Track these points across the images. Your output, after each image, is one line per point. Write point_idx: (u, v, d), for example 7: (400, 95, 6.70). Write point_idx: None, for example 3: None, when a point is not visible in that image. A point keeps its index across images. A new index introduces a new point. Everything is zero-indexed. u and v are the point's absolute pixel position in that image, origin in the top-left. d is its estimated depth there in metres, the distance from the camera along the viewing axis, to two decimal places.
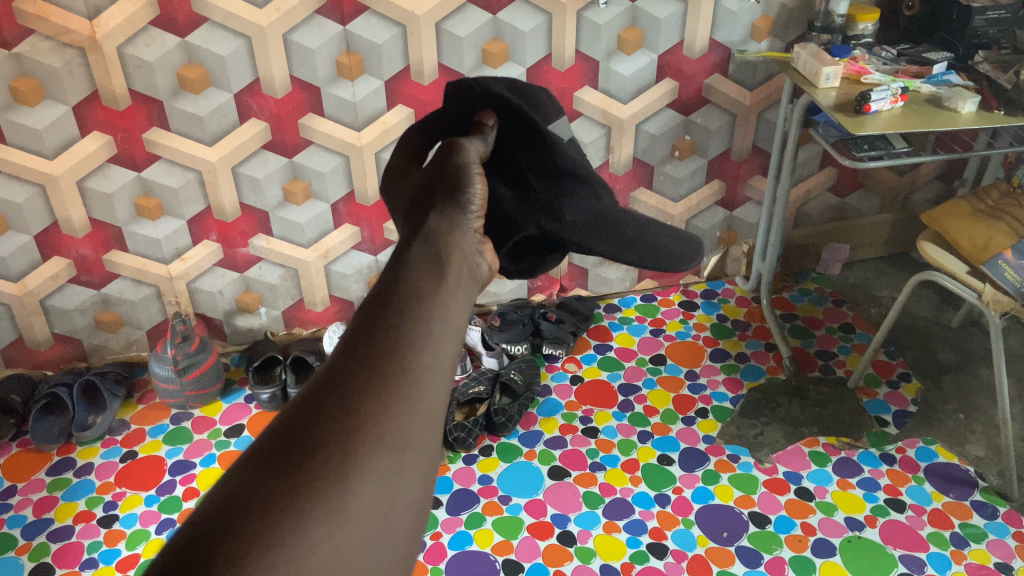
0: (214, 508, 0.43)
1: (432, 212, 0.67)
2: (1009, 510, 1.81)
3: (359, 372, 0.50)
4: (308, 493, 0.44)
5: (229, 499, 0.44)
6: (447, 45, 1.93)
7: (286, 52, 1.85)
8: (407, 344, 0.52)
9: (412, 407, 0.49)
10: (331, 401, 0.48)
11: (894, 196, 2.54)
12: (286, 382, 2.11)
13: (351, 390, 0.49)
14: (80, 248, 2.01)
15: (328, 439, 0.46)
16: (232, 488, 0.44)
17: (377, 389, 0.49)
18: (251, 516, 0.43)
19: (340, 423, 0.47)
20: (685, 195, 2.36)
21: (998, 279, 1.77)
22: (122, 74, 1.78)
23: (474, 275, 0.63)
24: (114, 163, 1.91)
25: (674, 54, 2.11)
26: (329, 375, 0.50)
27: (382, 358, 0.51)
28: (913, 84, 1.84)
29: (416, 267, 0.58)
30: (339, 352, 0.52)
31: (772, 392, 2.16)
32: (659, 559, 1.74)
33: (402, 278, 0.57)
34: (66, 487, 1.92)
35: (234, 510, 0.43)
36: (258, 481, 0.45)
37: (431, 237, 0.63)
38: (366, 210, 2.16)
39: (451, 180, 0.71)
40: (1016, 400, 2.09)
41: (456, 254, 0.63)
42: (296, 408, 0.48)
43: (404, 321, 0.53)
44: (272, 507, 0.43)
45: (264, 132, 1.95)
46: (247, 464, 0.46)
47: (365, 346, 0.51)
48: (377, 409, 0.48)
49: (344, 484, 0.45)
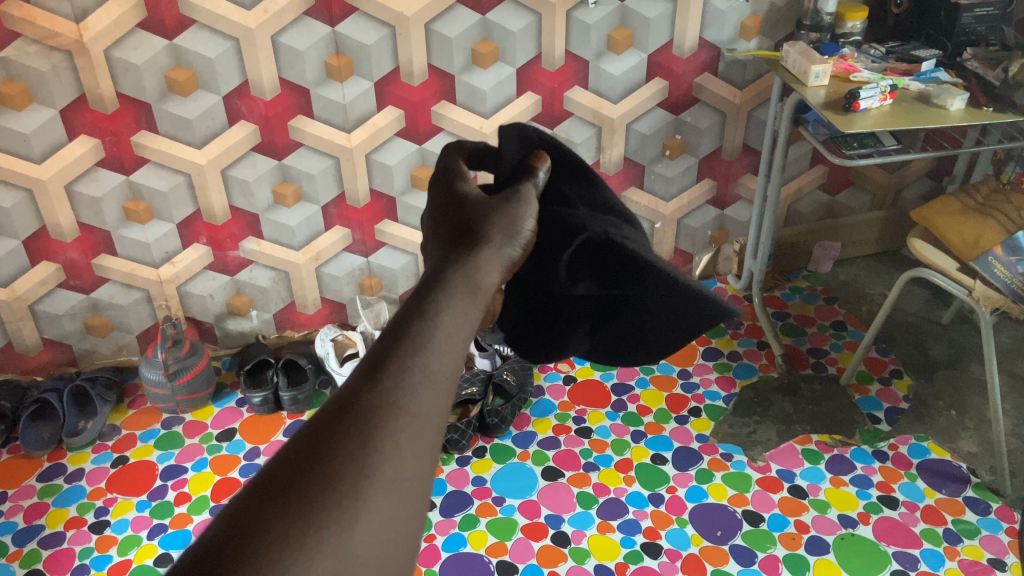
0: (224, 537, 0.43)
1: (463, 244, 0.66)
2: (1002, 506, 1.82)
3: (378, 410, 0.50)
4: (317, 533, 0.44)
5: (240, 529, 0.43)
6: (436, 45, 1.93)
7: (274, 53, 1.84)
8: (425, 385, 0.52)
9: (421, 453, 0.50)
10: (349, 436, 0.48)
11: (885, 194, 2.54)
12: (277, 386, 2.10)
13: (368, 428, 0.49)
14: (69, 252, 2.00)
15: (342, 478, 0.46)
16: (244, 518, 0.43)
17: (392, 432, 0.49)
18: (260, 552, 0.42)
19: (354, 462, 0.47)
20: (676, 194, 2.36)
21: (988, 276, 1.78)
22: (109, 77, 1.76)
23: (476, 290, 0.62)
24: (102, 167, 1.90)
25: (663, 54, 2.11)
26: (345, 407, 0.50)
27: (403, 400, 0.51)
28: (902, 82, 1.85)
29: (448, 297, 0.58)
30: (357, 380, 0.52)
31: (765, 390, 2.16)
32: (653, 558, 1.73)
33: (427, 309, 0.57)
34: (57, 493, 1.91)
35: (246, 543, 0.42)
36: (268, 513, 0.44)
37: (467, 268, 0.63)
38: (357, 212, 2.16)
39: (505, 219, 0.70)
40: (1006, 395, 2.10)
41: (455, 268, 0.62)
42: (312, 437, 0.48)
43: (428, 362, 0.53)
44: (280, 545, 0.43)
45: (253, 134, 1.94)
46: (256, 492, 0.45)
47: (386, 381, 0.51)
48: (391, 451, 0.48)
49: (352, 527, 0.45)
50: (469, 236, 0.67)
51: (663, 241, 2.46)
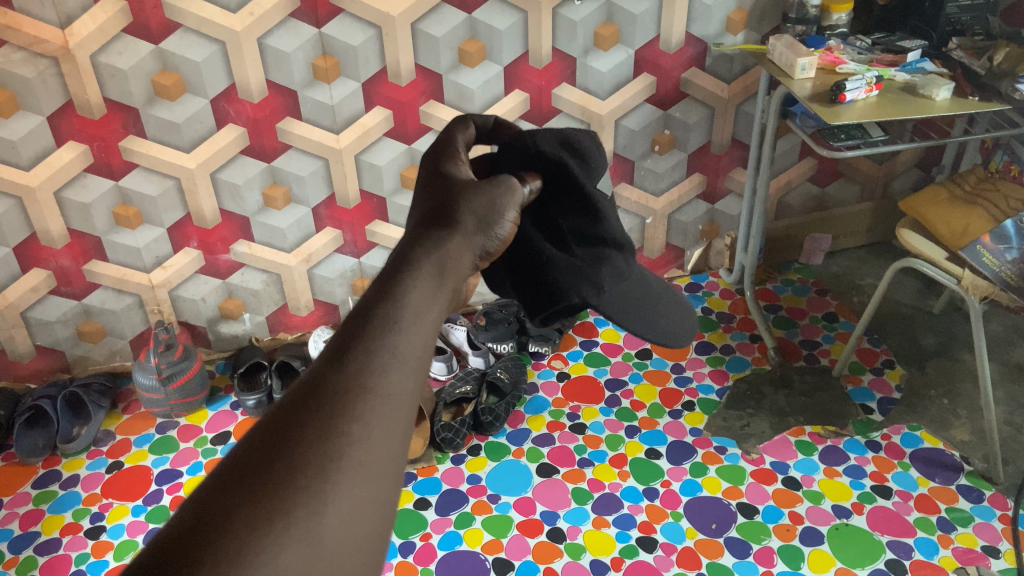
0: (192, 523, 0.43)
1: (437, 226, 0.66)
2: (995, 494, 1.83)
3: (346, 392, 0.50)
4: (284, 521, 0.44)
5: (206, 514, 0.44)
6: (423, 45, 1.93)
7: (260, 56, 1.84)
8: (393, 366, 0.52)
9: (391, 435, 0.50)
10: (317, 418, 0.48)
11: (874, 184, 2.55)
12: (271, 388, 2.10)
13: (335, 410, 0.49)
14: (60, 258, 2.00)
15: (310, 463, 0.46)
16: (211, 504, 0.44)
17: (359, 414, 0.49)
18: (225, 542, 0.43)
19: (323, 446, 0.47)
20: (666, 189, 2.37)
21: (976, 264, 1.79)
22: (95, 83, 1.76)
23: (442, 265, 0.62)
24: (91, 173, 1.90)
25: (650, 49, 2.12)
26: (313, 389, 0.50)
27: (372, 381, 0.51)
28: (888, 73, 1.86)
29: (416, 279, 0.58)
30: (325, 359, 0.52)
31: (758, 383, 2.17)
32: (649, 552, 1.74)
33: (396, 289, 0.57)
34: (52, 500, 1.91)
35: (212, 529, 0.43)
36: (234, 503, 0.44)
37: (434, 248, 0.63)
38: (348, 213, 2.16)
39: (484, 205, 0.70)
40: (998, 384, 2.11)
41: (423, 250, 0.62)
42: (278, 420, 0.49)
43: (397, 342, 0.54)
44: (247, 530, 0.43)
45: (242, 137, 1.94)
46: (221, 481, 0.46)
47: (354, 361, 0.52)
48: (359, 434, 0.49)
49: (320, 512, 0.45)
50: (453, 225, 0.67)
51: (655, 237, 2.47)
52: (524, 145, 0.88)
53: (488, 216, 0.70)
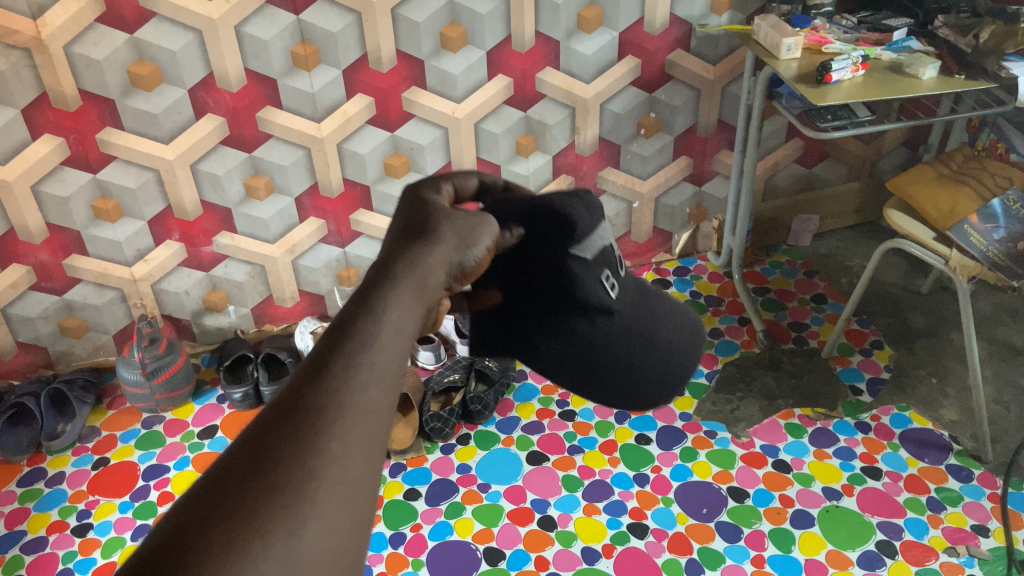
0: (167, 542, 0.42)
1: (416, 239, 0.65)
2: (984, 472, 1.83)
3: (324, 410, 0.49)
4: (262, 542, 0.43)
5: (183, 534, 0.42)
6: (404, 31, 1.90)
7: (238, 44, 1.80)
8: (373, 383, 0.51)
9: (369, 451, 0.49)
10: (295, 435, 0.47)
11: (862, 164, 2.54)
12: (258, 381, 2.09)
13: (313, 427, 0.48)
14: (39, 253, 1.96)
15: (287, 481, 0.45)
16: (187, 525, 0.43)
17: (338, 432, 0.48)
18: (202, 562, 0.41)
19: (301, 464, 0.46)
20: (653, 172, 2.35)
21: (964, 244, 1.77)
22: (69, 74, 1.73)
23: (423, 283, 0.61)
24: (68, 166, 1.86)
25: (634, 31, 2.09)
26: (290, 405, 0.49)
27: (348, 397, 0.50)
28: (874, 52, 1.84)
29: (397, 293, 0.57)
30: (303, 376, 0.51)
31: (747, 366, 2.16)
32: (640, 538, 1.74)
33: (373, 303, 0.56)
34: (38, 497, 1.90)
35: (189, 549, 0.42)
36: (211, 522, 0.43)
37: (415, 264, 0.61)
38: (331, 203, 2.13)
39: (462, 230, 0.68)
40: (986, 363, 2.12)
41: (402, 263, 0.61)
42: (254, 438, 0.47)
43: (376, 358, 0.52)
44: (222, 555, 0.42)
45: (222, 127, 1.91)
46: (194, 500, 0.44)
47: (333, 378, 0.50)
48: (338, 452, 0.47)
49: (299, 533, 0.44)
50: (433, 239, 0.65)
51: (642, 221, 2.45)
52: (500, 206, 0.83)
53: (462, 230, 0.68)
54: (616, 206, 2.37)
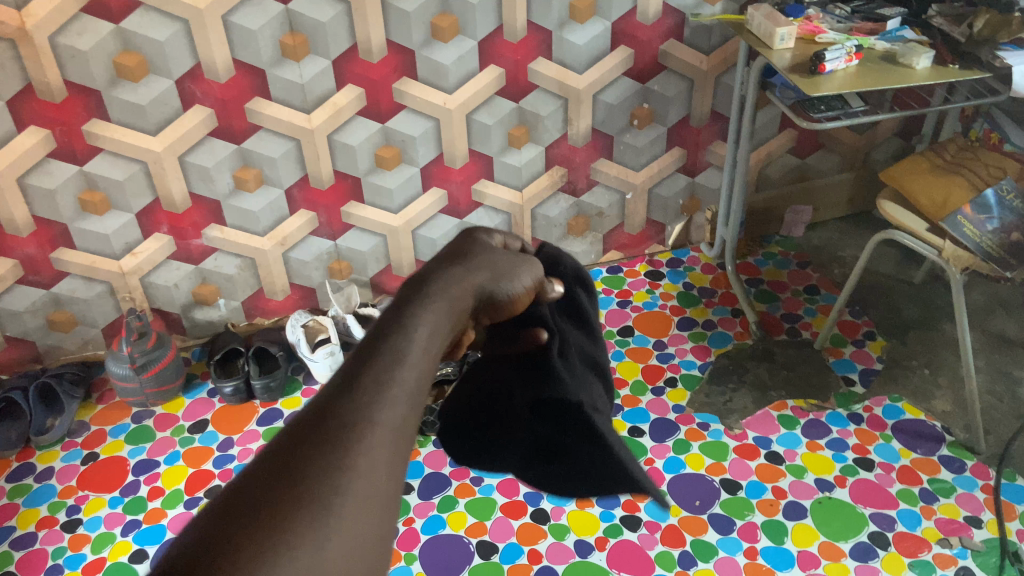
0: (217, 513, 0.50)
1: (450, 265, 0.73)
2: (977, 463, 1.83)
3: (350, 413, 0.56)
4: (295, 516, 0.50)
5: (229, 505, 0.50)
6: (394, 21, 1.88)
7: (226, 34, 1.78)
8: (396, 394, 0.58)
9: (390, 451, 0.56)
10: (326, 433, 0.54)
11: (855, 154, 2.54)
12: (249, 374, 2.07)
13: (342, 427, 0.55)
14: (26, 247, 1.94)
15: (319, 469, 0.52)
16: (234, 498, 0.51)
17: (364, 430, 0.55)
18: (247, 531, 0.48)
19: (328, 472, 0.52)
20: (646, 163, 2.34)
21: (958, 235, 1.77)
22: (55, 65, 1.70)
23: (451, 307, 0.68)
24: (55, 158, 1.84)
25: (627, 21, 2.07)
26: (320, 412, 0.56)
27: (375, 405, 0.57)
28: (868, 42, 1.83)
29: (423, 314, 0.65)
30: (334, 386, 0.59)
31: (740, 357, 2.16)
32: (633, 531, 1.73)
33: (399, 324, 0.64)
34: (27, 493, 1.88)
35: (232, 514, 0.49)
36: (254, 502, 0.50)
37: (447, 288, 0.70)
38: (322, 195, 2.11)
39: (501, 267, 0.77)
40: (979, 353, 2.12)
41: (435, 288, 0.69)
42: (289, 435, 0.55)
43: (402, 375, 0.60)
44: (262, 526, 0.49)
45: (210, 118, 1.89)
46: (234, 497, 0.51)
47: (359, 386, 0.58)
48: (361, 451, 0.54)
49: (327, 511, 0.51)
50: (465, 271, 0.73)
51: (635, 213, 2.44)
52: (556, 257, 1.04)
53: (490, 265, 0.76)
54: (609, 197, 2.36)
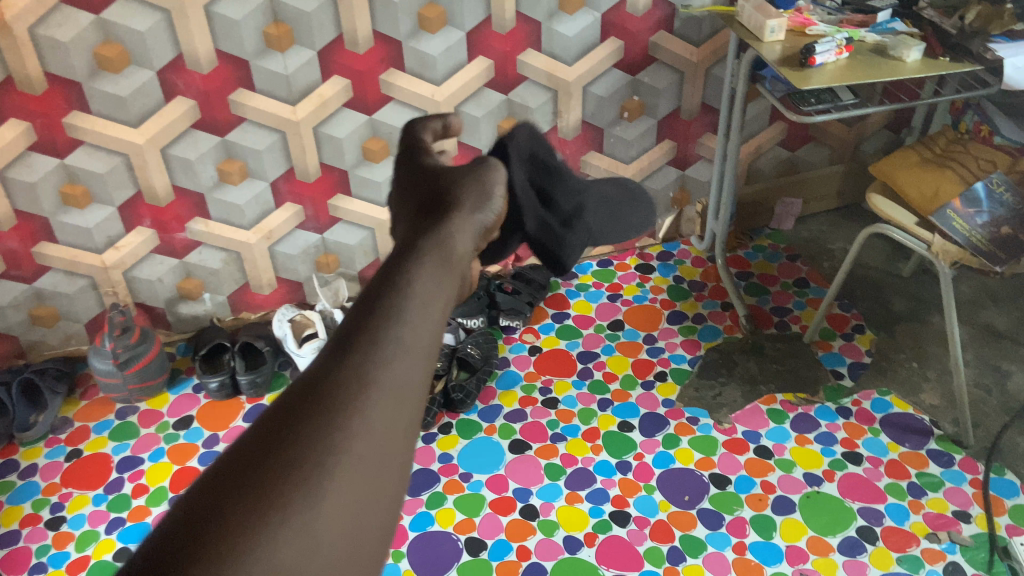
0: (178, 519, 0.38)
1: (434, 214, 0.60)
2: (965, 457, 1.83)
3: (345, 383, 0.44)
4: (280, 512, 0.38)
5: (193, 509, 0.38)
6: (380, 11, 1.85)
7: (208, 25, 1.75)
8: (399, 356, 0.46)
9: (394, 423, 0.44)
10: (316, 412, 0.42)
11: (845, 147, 2.53)
12: (234, 370, 2.05)
13: (333, 404, 0.43)
14: (7, 241, 1.91)
15: (307, 455, 0.40)
16: (197, 502, 0.39)
17: (361, 406, 0.43)
18: (215, 538, 0.37)
19: (318, 437, 0.41)
20: (636, 156, 2.32)
21: (948, 229, 1.75)
22: (34, 56, 1.67)
23: (448, 252, 0.55)
24: (35, 151, 1.81)
25: (617, 12, 2.05)
26: (310, 386, 0.44)
27: (374, 371, 0.44)
28: (858, 34, 1.81)
29: (422, 267, 0.52)
30: (324, 353, 0.46)
31: (730, 351, 2.15)
32: (622, 527, 1.73)
33: (395, 276, 0.50)
34: (10, 490, 1.85)
35: (197, 527, 0.37)
36: (226, 499, 0.39)
37: (439, 236, 0.57)
38: (308, 188, 2.09)
39: (478, 188, 0.64)
40: (968, 346, 2.12)
41: (428, 236, 0.56)
42: (273, 412, 0.43)
43: (401, 332, 0.47)
44: (234, 529, 0.37)
45: (193, 110, 1.86)
46: (211, 481, 0.40)
47: (354, 346, 0.45)
48: (361, 426, 0.42)
49: (318, 506, 0.39)
50: (453, 216, 0.60)
51: None
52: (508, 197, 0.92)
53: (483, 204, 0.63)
54: (599, 190, 2.35)
